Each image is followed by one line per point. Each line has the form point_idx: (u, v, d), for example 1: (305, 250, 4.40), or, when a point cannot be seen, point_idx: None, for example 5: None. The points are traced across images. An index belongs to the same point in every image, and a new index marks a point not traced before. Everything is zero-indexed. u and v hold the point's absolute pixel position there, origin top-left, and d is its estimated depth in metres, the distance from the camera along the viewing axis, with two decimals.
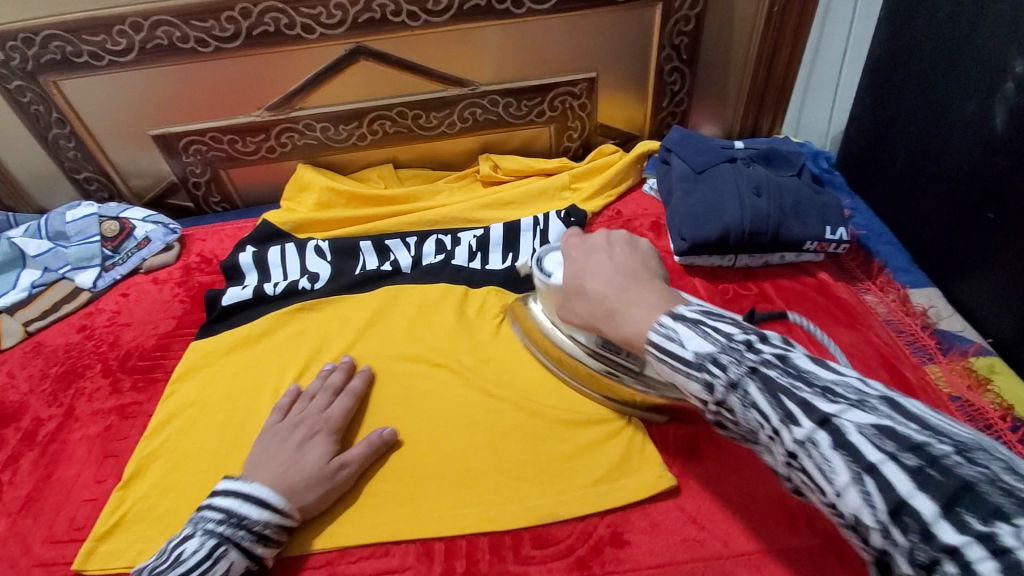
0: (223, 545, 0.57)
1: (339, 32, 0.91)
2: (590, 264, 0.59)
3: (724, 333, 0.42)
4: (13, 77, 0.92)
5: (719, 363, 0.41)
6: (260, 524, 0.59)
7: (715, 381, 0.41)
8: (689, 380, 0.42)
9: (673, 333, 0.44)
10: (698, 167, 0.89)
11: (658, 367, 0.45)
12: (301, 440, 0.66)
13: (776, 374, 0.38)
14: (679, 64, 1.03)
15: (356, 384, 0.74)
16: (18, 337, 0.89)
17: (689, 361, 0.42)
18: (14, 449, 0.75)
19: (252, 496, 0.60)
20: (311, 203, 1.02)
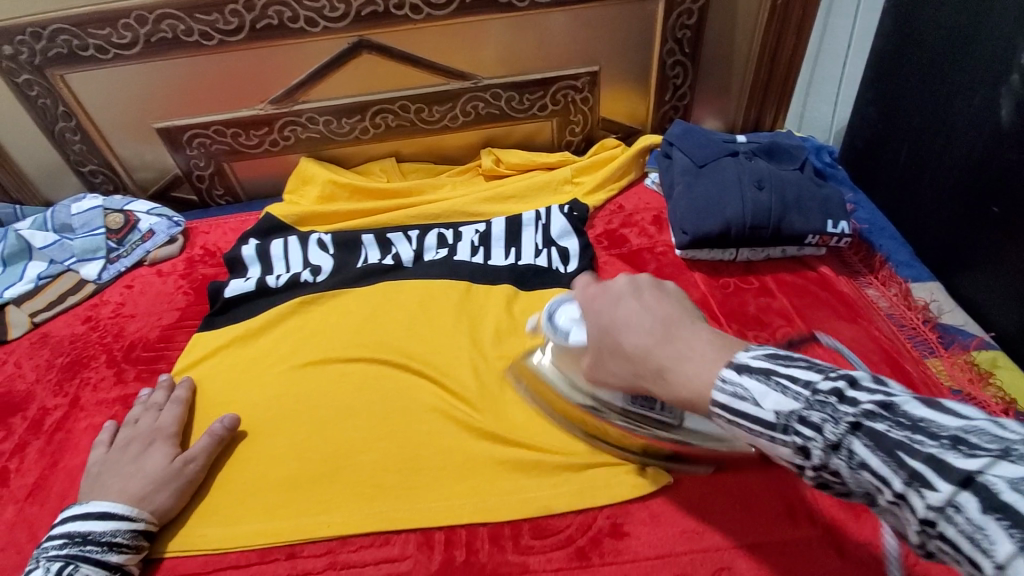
0: (70, 565, 0.57)
1: (342, 25, 0.92)
2: (618, 318, 0.49)
3: (803, 383, 0.37)
4: (20, 71, 0.92)
5: (810, 422, 0.36)
6: (107, 534, 0.59)
7: (808, 441, 0.36)
8: (776, 444, 0.38)
9: (740, 390, 0.39)
10: (699, 161, 0.89)
11: (730, 429, 0.41)
12: (140, 450, 0.67)
13: (885, 428, 0.33)
14: (681, 58, 1.03)
15: (180, 394, 0.75)
16: (24, 328, 0.90)
17: (770, 422, 0.38)
18: (20, 438, 0.76)
19: (88, 512, 0.60)
20: (313, 196, 1.02)
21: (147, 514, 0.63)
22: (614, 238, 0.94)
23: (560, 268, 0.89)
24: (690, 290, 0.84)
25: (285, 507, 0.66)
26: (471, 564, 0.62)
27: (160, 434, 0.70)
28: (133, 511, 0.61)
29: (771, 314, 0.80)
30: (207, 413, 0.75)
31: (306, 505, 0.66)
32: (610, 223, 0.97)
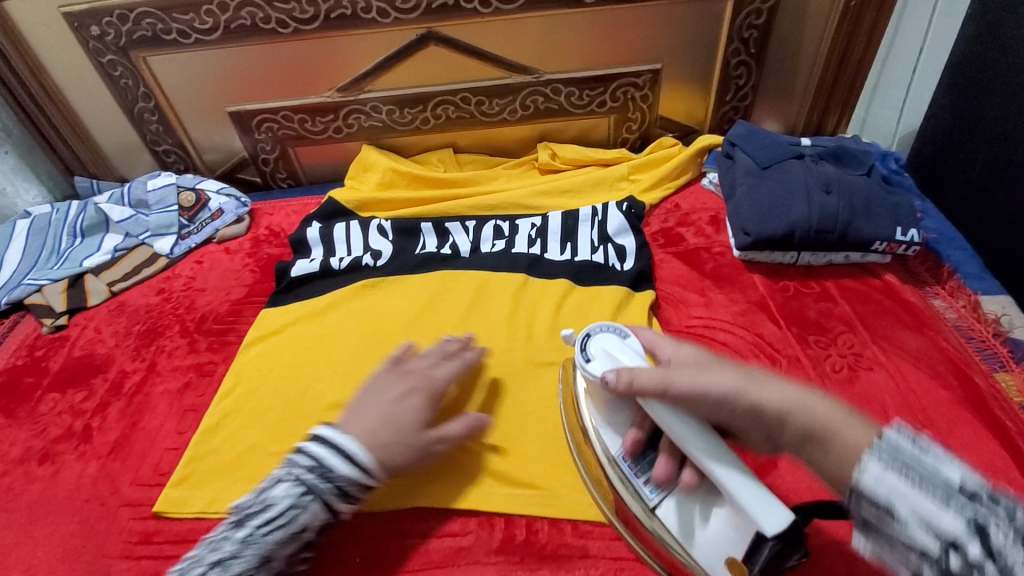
0: (310, 495, 0.57)
1: (412, 17, 0.94)
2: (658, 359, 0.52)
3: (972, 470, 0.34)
4: (106, 51, 0.97)
5: (1005, 507, 0.31)
6: (344, 480, 0.58)
7: (988, 522, 0.31)
8: (951, 517, 0.32)
9: (920, 449, 0.35)
10: (764, 163, 0.89)
11: (882, 475, 0.35)
12: (403, 395, 0.64)
13: None
14: (746, 58, 1.02)
15: (469, 355, 0.72)
16: (103, 295, 0.94)
17: (957, 490, 0.32)
18: (102, 398, 0.81)
19: (348, 450, 0.58)
20: (374, 183, 1.05)
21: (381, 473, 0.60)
22: (671, 237, 0.94)
23: (617, 263, 0.89)
24: (749, 292, 0.84)
25: None
26: (531, 545, 0.63)
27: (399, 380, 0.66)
28: (373, 470, 0.59)
29: (832, 320, 0.79)
30: (274, 386, 0.79)
31: None
32: (666, 221, 0.97)
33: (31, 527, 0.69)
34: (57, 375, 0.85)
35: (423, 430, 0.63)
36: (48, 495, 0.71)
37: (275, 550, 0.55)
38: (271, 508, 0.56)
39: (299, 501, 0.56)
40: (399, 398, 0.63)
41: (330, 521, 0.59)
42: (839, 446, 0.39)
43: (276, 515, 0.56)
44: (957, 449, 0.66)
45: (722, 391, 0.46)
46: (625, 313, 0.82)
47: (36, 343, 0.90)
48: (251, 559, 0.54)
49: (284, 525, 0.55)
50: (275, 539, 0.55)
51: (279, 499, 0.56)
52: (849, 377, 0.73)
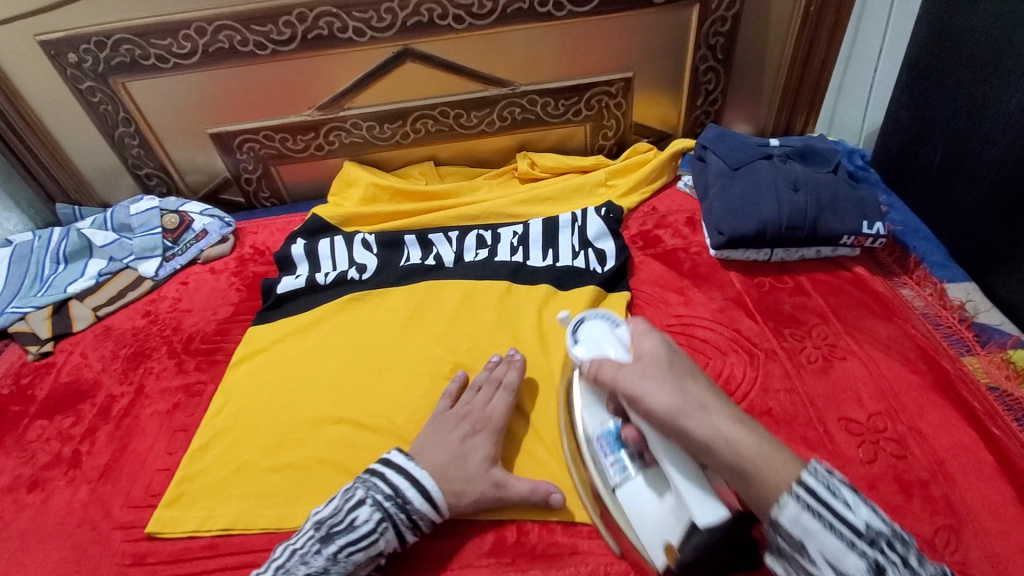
0: (385, 523, 0.60)
1: (388, 35, 0.96)
2: (649, 381, 0.56)
3: (821, 460, 0.48)
4: (84, 78, 0.98)
5: (844, 482, 0.46)
6: (418, 513, 0.62)
7: (886, 564, 0.42)
8: (811, 483, 0.46)
9: (791, 436, 0.49)
10: (734, 164, 0.92)
11: (799, 520, 0.45)
12: (466, 434, 0.68)
13: (895, 522, 0.46)
14: (714, 64, 1.06)
15: (520, 388, 0.74)
16: (88, 321, 0.95)
17: (816, 468, 0.47)
18: (90, 422, 0.81)
19: (423, 486, 0.62)
20: (357, 198, 1.06)
21: (450, 510, 0.63)
22: (649, 239, 0.97)
23: (597, 267, 0.91)
24: (726, 289, 0.86)
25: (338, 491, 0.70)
26: (522, 545, 0.64)
27: (488, 420, 0.70)
28: (446, 508, 0.63)
29: (806, 313, 0.82)
30: (262, 402, 0.79)
31: None
32: (645, 224, 0.99)
33: (24, 553, 0.68)
34: (44, 403, 0.84)
35: (490, 471, 0.65)
36: (38, 523, 0.71)
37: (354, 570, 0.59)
38: (355, 530, 0.59)
39: (378, 527, 0.60)
40: (463, 438, 0.67)
41: (398, 548, 0.63)
42: (764, 482, 0.48)
43: (360, 539, 0.59)
44: (927, 431, 0.68)
45: (683, 426, 0.52)
46: None
47: (21, 371, 0.90)
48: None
49: (369, 546, 0.59)
50: (358, 560, 0.59)
51: (362, 521, 0.60)
52: (824, 367, 0.76)
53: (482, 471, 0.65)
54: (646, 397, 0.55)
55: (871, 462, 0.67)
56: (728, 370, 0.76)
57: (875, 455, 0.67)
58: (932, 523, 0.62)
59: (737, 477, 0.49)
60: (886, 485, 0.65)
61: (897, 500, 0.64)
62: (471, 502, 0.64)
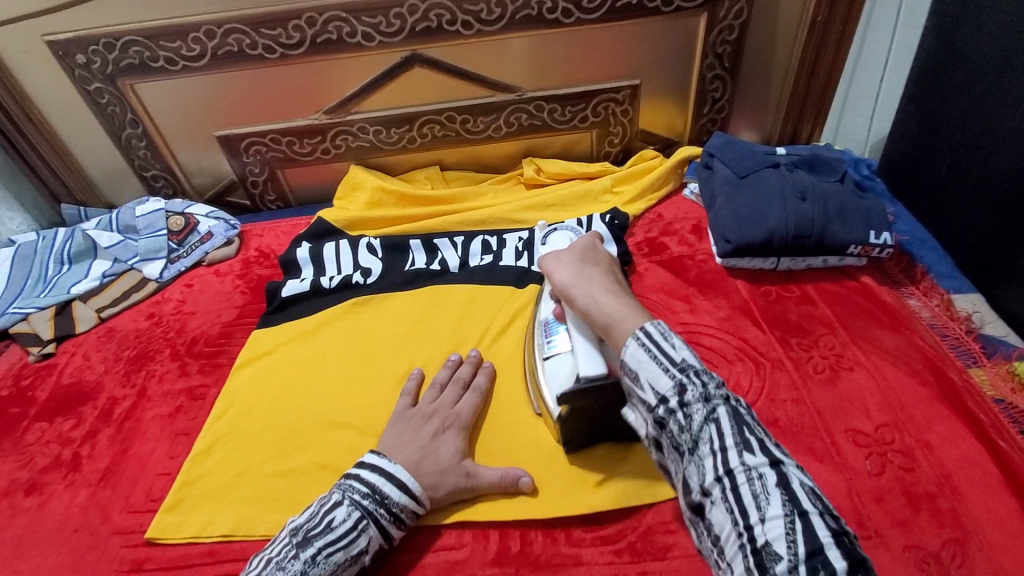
0: (366, 519, 0.60)
1: (397, 40, 0.96)
2: (561, 261, 0.69)
3: (684, 356, 0.53)
4: (93, 79, 0.98)
5: (693, 377, 0.51)
6: (399, 506, 0.62)
7: (688, 384, 0.51)
8: (663, 376, 0.52)
9: (665, 335, 0.54)
10: (741, 172, 0.91)
11: (635, 354, 0.54)
12: (436, 430, 0.69)
13: (744, 411, 0.50)
14: (721, 72, 1.06)
15: (481, 381, 0.76)
16: (91, 322, 0.94)
17: (675, 360, 0.52)
18: (92, 425, 0.80)
19: (401, 479, 0.63)
20: (362, 202, 1.06)
21: (428, 501, 0.65)
22: (655, 246, 0.96)
23: None
24: (732, 297, 0.85)
25: None
26: (526, 555, 0.64)
27: (457, 416, 0.71)
28: (424, 499, 0.64)
29: (813, 323, 0.81)
30: (265, 407, 0.79)
31: None
32: (650, 231, 0.99)
33: (22, 558, 0.68)
34: (45, 405, 0.84)
35: (461, 464, 0.67)
36: (37, 527, 0.70)
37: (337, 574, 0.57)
38: (334, 530, 0.58)
39: (359, 524, 0.59)
40: (434, 435, 0.68)
41: (380, 549, 0.62)
42: (618, 330, 0.58)
43: (342, 538, 0.58)
44: (934, 443, 0.68)
45: (568, 293, 0.65)
46: None
47: (22, 372, 0.89)
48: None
49: (349, 545, 0.58)
50: (339, 561, 0.57)
51: (341, 521, 0.59)
52: (831, 378, 0.75)
53: (454, 464, 0.66)
54: (553, 274, 0.68)
55: (878, 474, 0.66)
56: (734, 379, 0.75)
57: (882, 467, 0.67)
58: (939, 537, 0.61)
59: (603, 328, 0.60)
60: (894, 497, 0.64)
61: (904, 513, 0.63)
62: (445, 493, 0.65)
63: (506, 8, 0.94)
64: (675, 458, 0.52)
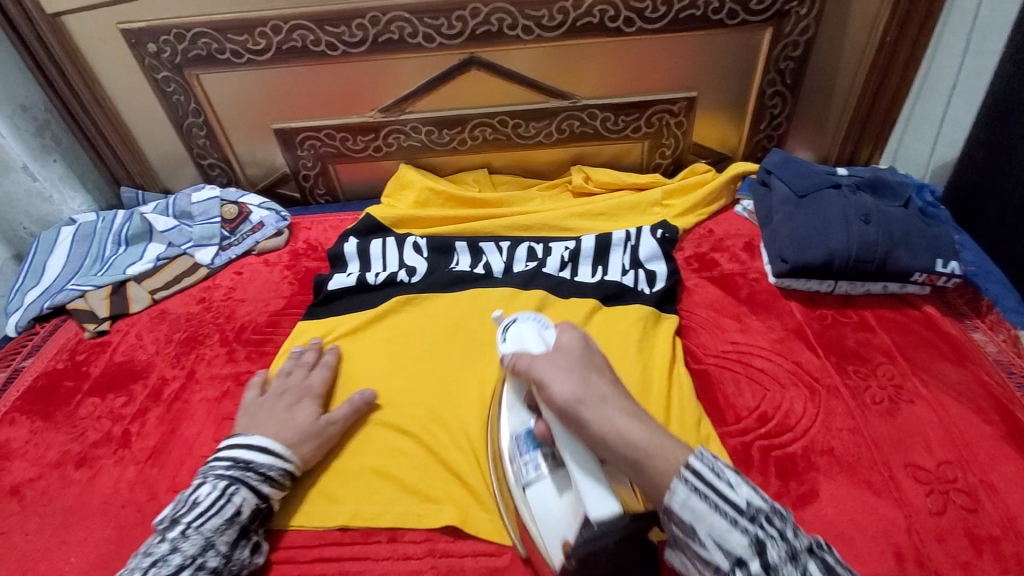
0: (235, 486, 0.63)
1: (457, 42, 0.97)
2: (556, 371, 0.59)
3: (740, 505, 0.47)
4: (161, 68, 1.01)
5: (761, 537, 0.45)
6: (266, 466, 0.65)
7: (767, 540, 0.45)
8: (734, 530, 0.46)
9: (719, 474, 0.48)
10: (800, 191, 0.89)
11: (688, 503, 0.48)
12: (291, 404, 0.73)
13: (825, 554, 0.46)
14: (781, 88, 1.04)
15: (329, 359, 0.81)
16: (145, 303, 0.97)
17: (739, 506, 0.47)
18: (142, 403, 0.82)
19: (264, 447, 0.66)
20: (410, 201, 1.07)
21: (299, 458, 0.68)
22: (705, 261, 0.94)
23: (645, 288, 0.89)
24: (786, 319, 0.83)
25: (380, 494, 0.69)
26: None
27: (303, 385, 0.76)
28: (287, 454, 0.67)
29: (871, 350, 0.79)
30: None
31: (398, 495, 0.69)
32: (700, 246, 0.97)
33: (68, 531, 0.69)
34: (97, 380, 0.86)
35: (316, 420, 0.72)
36: (83, 501, 0.71)
37: (215, 539, 0.60)
38: (199, 504, 0.61)
39: (225, 491, 0.62)
40: (290, 408, 0.72)
41: (260, 509, 0.64)
42: (652, 472, 0.51)
43: (210, 508, 0.61)
44: (999, 485, 0.64)
45: (578, 414, 0.55)
46: (651, 333, 0.82)
47: (78, 348, 0.91)
48: (194, 545, 0.58)
49: (221, 511, 0.61)
50: (215, 526, 0.60)
51: (205, 495, 0.62)
52: (889, 409, 0.72)
53: (310, 425, 0.71)
54: (550, 387, 0.58)
55: (939, 512, 0.63)
56: (787, 404, 0.72)
57: (943, 505, 0.63)
58: None
59: (632, 467, 0.52)
60: (955, 539, 0.61)
61: (968, 556, 0.59)
62: (306, 450, 0.69)
63: (568, 15, 0.94)
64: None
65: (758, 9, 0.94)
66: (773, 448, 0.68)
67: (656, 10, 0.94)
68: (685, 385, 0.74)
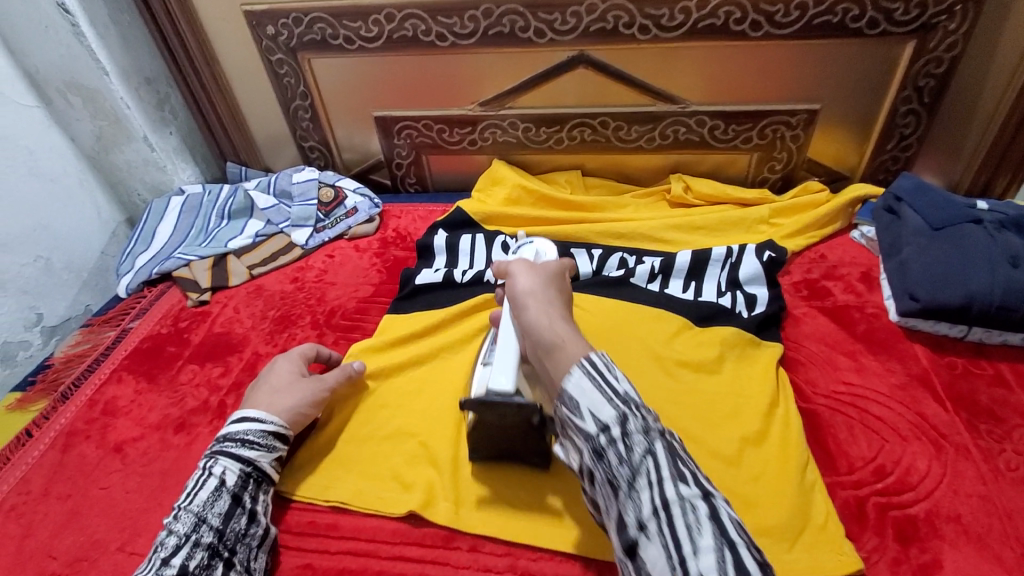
0: (214, 457, 0.63)
1: (569, 39, 0.94)
2: (524, 268, 0.62)
3: (620, 392, 0.47)
4: (276, 50, 1.04)
5: (626, 420, 0.45)
6: (240, 432, 0.65)
7: (630, 415, 0.45)
8: (605, 404, 0.46)
9: (609, 369, 0.48)
10: (936, 223, 0.80)
11: (578, 383, 0.47)
12: (275, 367, 0.74)
13: (683, 448, 0.46)
14: (916, 107, 0.94)
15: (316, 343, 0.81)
16: (243, 278, 1.00)
17: (617, 391, 0.47)
18: (236, 376, 0.84)
19: (235, 417, 0.67)
20: (501, 197, 1.05)
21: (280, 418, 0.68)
22: (815, 290, 0.87)
23: (745, 313, 0.83)
24: (909, 364, 0.75)
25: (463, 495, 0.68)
26: None
27: (286, 351, 0.77)
28: (265, 417, 0.66)
29: (1009, 410, 0.70)
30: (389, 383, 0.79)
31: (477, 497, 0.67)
32: (809, 272, 0.90)
33: (164, 493, 0.71)
34: (197, 349, 0.89)
35: (303, 378, 0.73)
36: (179, 465, 0.74)
37: (205, 513, 0.59)
38: (189, 486, 0.62)
39: (205, 465, 0.62)
40: (274, 371, 0.73)
41: (247, 474, 0.63)
42: (561, 355, 0.50)
43: (196, 484, 0.61)
44: None
45: (520, 301, 0.57)
46: (752, 363, 0.76)
47: (181, 314, 0.96)
48: (185, 524, 0.58)
49: (204, 484, 0.61)
50: (203, 500, 0.60)
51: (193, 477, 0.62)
52: None
53: (294, 380, 0.72)
54: (515, 279, 0.60)
55: None
56: (909, 459, 0.66)
57: None
58: None
59: (544, 349, 0.52)
60: None
61: None
62: (290, 404, 0.69)
63: (689, 15, 0.89)
64: (608, 495, 0.45)
65: (903, 19, 0.86)
66: (891, 506, 0.62)
67: (788, 14, 0.87)
68: (791, 425, 0.69)
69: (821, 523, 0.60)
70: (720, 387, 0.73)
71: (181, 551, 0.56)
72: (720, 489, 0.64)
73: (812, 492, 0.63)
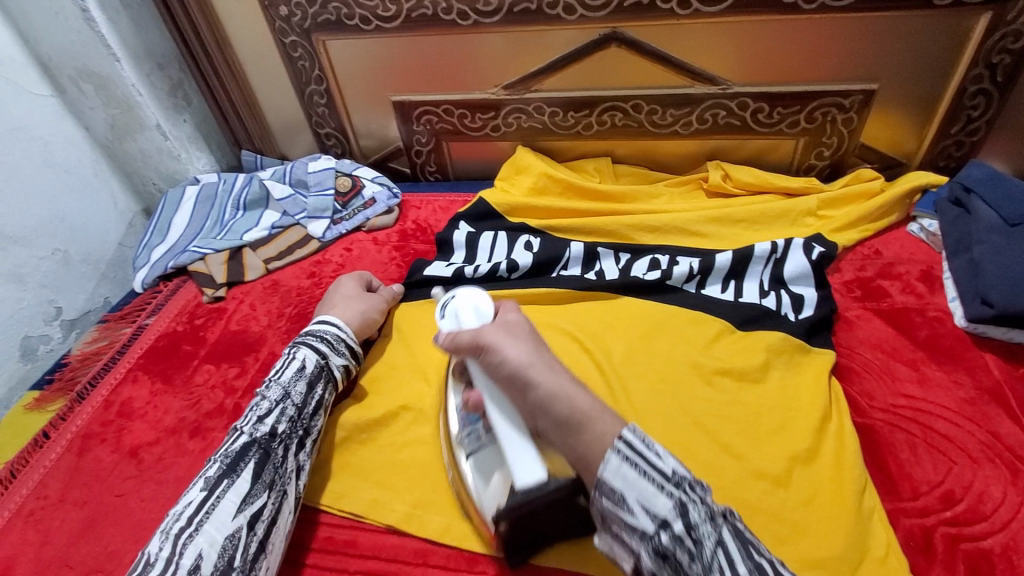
0: (299, 344, 0.68)
1: (601, 15, 0.86)
2: (503, 334, 0.54)
3: (666, 474, 0.41)
4: (290, 32, 0.99)
5: (685, 508, 0.40)
6: (324, 331, 0.70)
7: (689, 503, 0.40)
8: (660, 494, 0.40)
9: (649, 443, 0.43)
10: (1013, 219, 0.72)
11: (622, 470, 0.41)
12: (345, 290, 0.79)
13: (739, 525, 0.42)
14: (988, 86, 0.85)
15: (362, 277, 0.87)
16: (259, 272, 0.97)
17: (666, 473, 0.41)
18: (252, 377, 0.81)
19: (319, 325, 0.72)
20: (525, 187, 0.99)
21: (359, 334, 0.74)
22: (870, 290, 0.80)
23: (791, 315, 0.77)
24: (978, 376, 0.68)
25: None
26: None
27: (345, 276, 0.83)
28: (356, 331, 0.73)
29: None
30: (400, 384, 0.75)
31: None
32: (863, 270, 0.83)
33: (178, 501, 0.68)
34: (212, 348, 0.86)
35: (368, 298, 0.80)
36: (193, 473, 0.71)
37: (291, 389, 0.63)
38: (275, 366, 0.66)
39: (290, 349, 0.67)
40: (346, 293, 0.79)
41: (324, 368, 0.67)
42: (592, 435, 0.45)
43: (281, 364, 0.65)
44: None
45: (524, 381, 0.50)
46: (801, 372, 0.70)
47: (196, 311, 0.93)
48: (275, 393, 0.62)
49: (290, 365, 0.65)
50: (289, 377, 0.64)
51: (281, 359, 0.67)
52: None
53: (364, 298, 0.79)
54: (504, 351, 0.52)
55: None
56: (981, 484, 0.59)
57: None
58: None
59: (569, 428, 0.47)
60: None
61: None
62: (365, 319, 0.76)
63: None
64: None
65: None
66: (962, 538, 0.56)
67: None
68: (846, 443, 0.63)
69: (880, 556, 0.55)
70: (766, 397, 0.67)
71: (272, 414, 0.60)
72: (767, 511, 0.58)
73: (871, 521, 0.57)
